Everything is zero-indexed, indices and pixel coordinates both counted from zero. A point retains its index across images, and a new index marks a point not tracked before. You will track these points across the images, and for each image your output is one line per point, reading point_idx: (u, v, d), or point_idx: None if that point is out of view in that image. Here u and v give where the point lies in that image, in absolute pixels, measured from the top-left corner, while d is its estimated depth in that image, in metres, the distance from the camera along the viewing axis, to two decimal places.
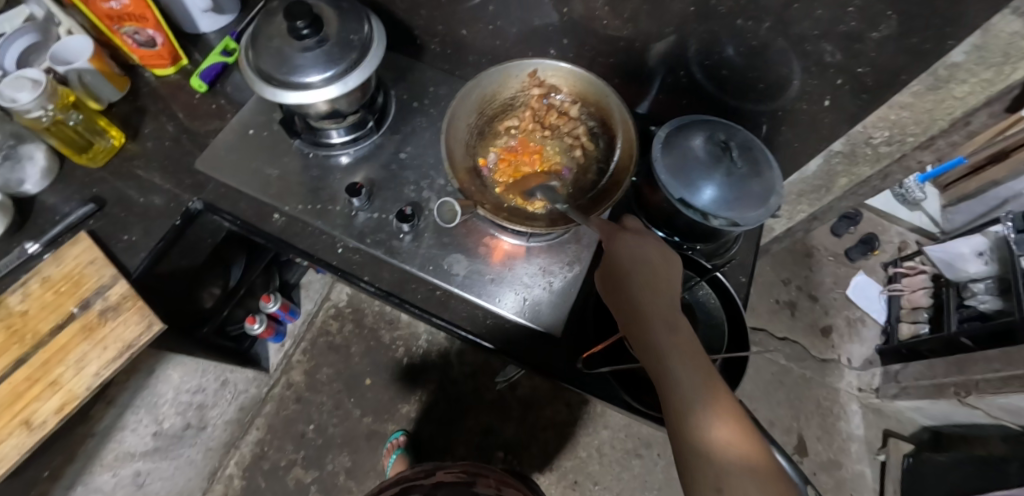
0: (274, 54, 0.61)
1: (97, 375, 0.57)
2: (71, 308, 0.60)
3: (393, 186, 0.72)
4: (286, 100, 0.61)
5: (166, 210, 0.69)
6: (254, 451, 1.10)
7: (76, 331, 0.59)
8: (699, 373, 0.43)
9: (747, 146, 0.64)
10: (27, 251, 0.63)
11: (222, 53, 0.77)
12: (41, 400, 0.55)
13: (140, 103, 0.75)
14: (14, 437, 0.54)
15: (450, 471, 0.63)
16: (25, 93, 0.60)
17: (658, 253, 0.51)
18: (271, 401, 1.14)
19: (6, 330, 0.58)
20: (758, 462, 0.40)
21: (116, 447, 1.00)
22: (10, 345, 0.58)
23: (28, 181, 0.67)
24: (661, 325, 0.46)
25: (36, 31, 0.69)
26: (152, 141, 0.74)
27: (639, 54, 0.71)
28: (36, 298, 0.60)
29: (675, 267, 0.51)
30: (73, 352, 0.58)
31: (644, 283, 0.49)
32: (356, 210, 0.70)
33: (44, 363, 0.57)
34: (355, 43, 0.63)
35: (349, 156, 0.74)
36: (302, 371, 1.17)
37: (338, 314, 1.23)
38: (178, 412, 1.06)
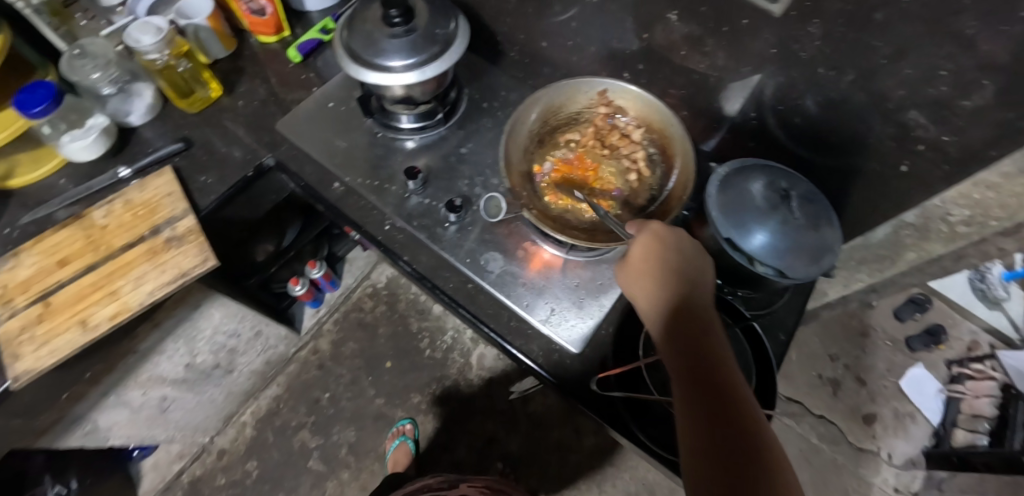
0: (364, 37, 0.66)
1: (150, 294, 0.63)
2: (143, 231, 0.67)
3: (448, 177, 0.74)
4: (367, 80, 0.65)
5: (243, 162, 0.75)
6: (270, 405, 1.17)
7: (142, 252, 0.66)
8: (756, 424, 0.40)
9: (809, 198, 0.61)
10: (118, 175, 0.71)
11: (319, 31, 0.84)
12: (99, 306, 0.63)
13: (240, 64, 0.83)
14: (70, 333, 0.62)
15: (473, 485, 0.78)
16: (149, 36, 0.68)
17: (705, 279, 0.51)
18: (295, 362, 1.20)
19: (87, 238, 0.67)
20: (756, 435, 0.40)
21: (150, 369, 0.85)
22: (86, 252, 0.67)
23: (133, 114, 0.75)
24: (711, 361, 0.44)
25: None
26: (242, 99, 0.80)
27: (712, 90, 0.71)
28: (117, 217, 0.68)
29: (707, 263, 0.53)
30: (135, 270, 0.65)
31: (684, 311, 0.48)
32: (409, 193, 0.73)
33: (109, 274, 0.65)
34: (439, 38, 0.66)
35: (415, 142, 0.77)
36: (330, 340, 1.22)
37: (374, 294, 1.26)
38: (212, 351, 0.95)
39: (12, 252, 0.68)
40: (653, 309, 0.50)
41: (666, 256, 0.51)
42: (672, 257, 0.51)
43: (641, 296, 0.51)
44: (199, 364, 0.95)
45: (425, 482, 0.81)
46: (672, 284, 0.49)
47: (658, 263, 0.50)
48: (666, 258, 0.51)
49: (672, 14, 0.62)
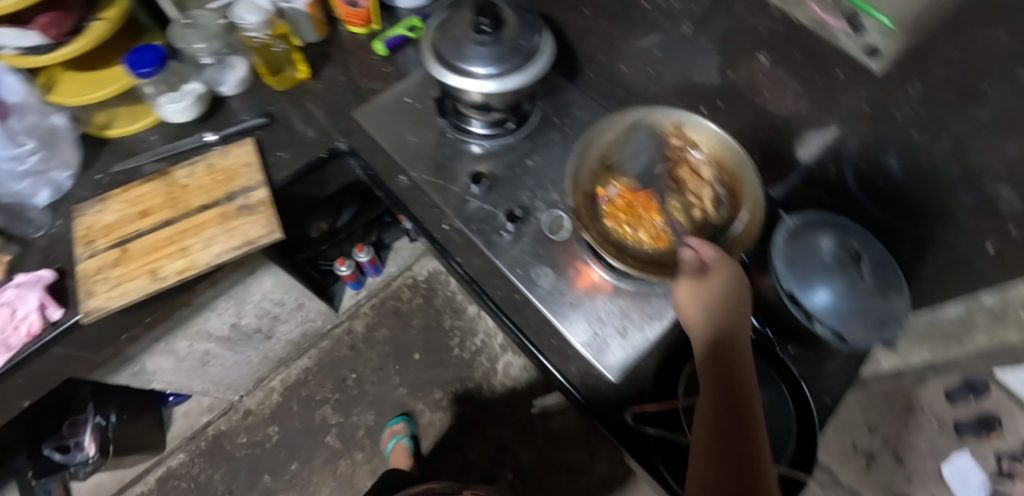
0: (452, 40, 0.68)
1: (217, 256, 0.67)
2: (219, 195, 0.71)
3: (511, 186, 0.75)
4: (447, 81, 0.66)
5: (318, 144, 0.78)
6: (299, 376, 1.21)
7: (216, 215, 0.69)
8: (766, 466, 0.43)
9: (882, 264, 0.59)
10: (203, 140, 0.76)
11: (407, 28, 0.86)
12: (170, 259, 0.67)
13: (329, 49, 0.87)
14: (141, 280, 0.66)
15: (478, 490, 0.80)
16: (253, 16, 0.74)
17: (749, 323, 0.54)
18: (329, 338, 1.23)
19: (168, 195, 0.72)
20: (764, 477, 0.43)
21: (201, 323, 0.90)
22: (166, 208, 0.71)
23: (225, 85, 0.79)
24: (745, 399, 0.46)
25: None
26: (326, 82, 0.83)
27: (793, 136, 0.69)
28: (197, 179, 0.72)
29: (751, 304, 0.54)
30: (207, 231, 0.68)
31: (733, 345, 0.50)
32: (471, 197, 0.74)
33: (183, 231, 0.69)
34: (524, 51, 0.67)
35: (481, 147, 0.78)
36: (364, 323, 1.24)
37: (413, 286, 1.28)
38: (256, 315, 0.99)
39: (101, 197, 0.73)
40: (702, 332, 0.51)
41: (737, 292, 0.51)
42: (740, 293, 0.52)
43: (695, 313, 0.51)
44: (244, 326, 1.00)
45: (430, 485, 0.79)
46: (730, 319, 0.51)
47: (729, 295, 0.51)
48: (729, 294, 0.51)
49: (762, 54, 0.61)
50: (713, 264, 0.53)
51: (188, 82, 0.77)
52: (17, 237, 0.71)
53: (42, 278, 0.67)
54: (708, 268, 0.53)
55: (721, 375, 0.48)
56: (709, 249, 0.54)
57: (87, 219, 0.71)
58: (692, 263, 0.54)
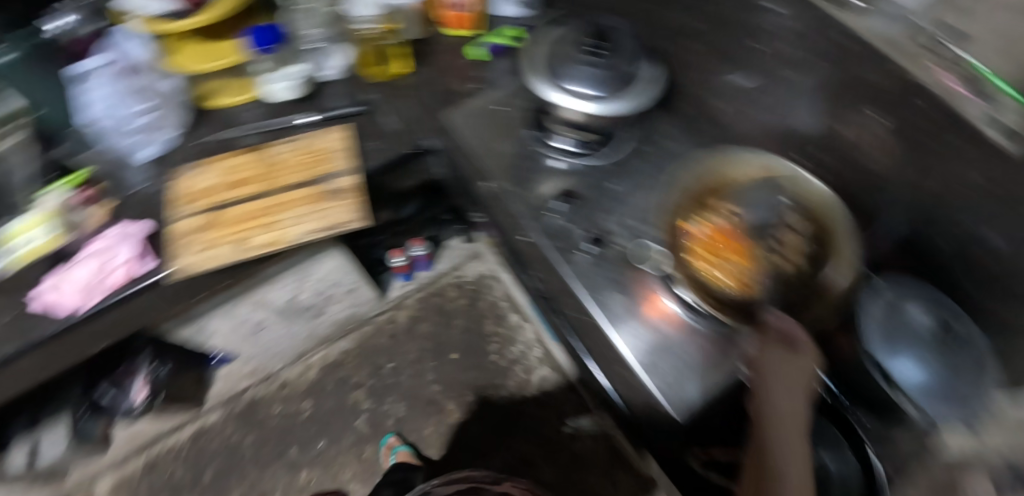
0: (559, 58, 0.69)
1: (304, 235, 0.69)
2: (312, 177, 0.73)
3: (592, 207, 0.75)
4: (547, 98, 0.67)
5: (407, 139, 0.80)
6: (338, 356, 1.24)
7: (306, 195, 0.72)
8: None
9: (978, 350, 0.56)
10: (290, 122, 0.79)
11: (511, 39, 0.88)
12: (258, 231, 0.70)
13: (427, 48, 0.89)
14: (230, 247, 0.69)
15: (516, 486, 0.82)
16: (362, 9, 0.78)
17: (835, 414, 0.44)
18: (371, 324, 1.25)
19: (262, 169, 0.75)
20: None
21: (264, 293, 0.93)
22: (259, 180, 0.74)
23: (328, 69, 0.83)
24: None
25: None
26: (423, 79, 0.85)
27: (891, 199, 0.67)
28: (292, 157, 0.75)
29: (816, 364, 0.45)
30: (296, 209, 0.71)
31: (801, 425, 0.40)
32: (550, 210, 0.73)
33: (273, 206, 0.71)
34: (627, 79, 0.68)
35: (560, 163, 0.78)
36: (407, 315, 1.26)
37: (461, 286, 1.29)
38: (313, 292, 1.02)
39: (200, 161, 0.77)
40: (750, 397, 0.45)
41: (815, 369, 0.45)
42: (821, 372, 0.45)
43: (764, 380, 0.44)
44: (300, 301, 1.03)
45: None
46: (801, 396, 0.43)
47: (796, 370, 0.45)
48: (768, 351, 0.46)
49: (867, 110, 0.63)
50: (800, 339, 0.47)
51: (294, 63, 0.81)
52: (120, 188, 0.75)
53: (140, 229, 0.71)
54: (793, 343, 0.47)
55: (782, 448, 0.38)
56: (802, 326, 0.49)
57: (184, 181, 0.75)
58: (782, 331, 0.48)
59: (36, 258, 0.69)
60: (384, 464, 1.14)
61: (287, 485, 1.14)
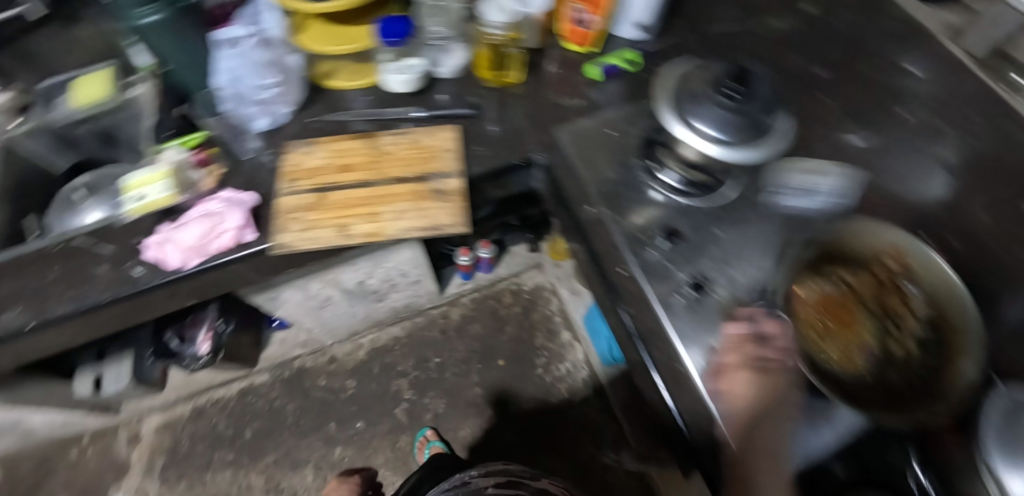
0: (691, 95, 0.68)
1: (405, 230, 0.70)
2: (418, 173, 0.74)
3: (696, 250, 0.67)
4: (671, 128, 0.67)
5: (512, 149, 0.79)
6: (387, 342, 1.25)
7: (411, 191, 0.72)
8: None
9: None
10: (404, 114, 0.80)
11: (626, 61, 0.86)
12: (361, 220, 0.71)
13: (540, 60, 0.88)
14: (332, 231, 0.70)
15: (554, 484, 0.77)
16: (495, 14, 0.77)
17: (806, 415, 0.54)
18: (424, 316, 1.27)
19: (370, 156, 0.76)
20: None
21: (340, 273, 0.94)
22: (366, 168, 0.75)
23: (442, 66, 0.83)
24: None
25: None
26: (534, 92, 0.85)
27: None
28: (400, 150, 0.76)
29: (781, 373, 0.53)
30: (400, 203, 0.72)
31: (769, 440, 0.50)
32: (653, 246, 0.68)
33: (377, 197, 0.72)
34: (756, 129, 0.66)
35: (660, 197, 0.72)
36: (460, 313, 1.27)
37: (517, 294, 1.29)
38: (383, 278, 1.03)
39: (311, 139, 0.78)
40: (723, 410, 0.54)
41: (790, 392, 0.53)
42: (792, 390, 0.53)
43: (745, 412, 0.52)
44: (367, 285, 1.04)
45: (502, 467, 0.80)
46: (778, 421, 0.52)
47: (769, 395, 0.52)
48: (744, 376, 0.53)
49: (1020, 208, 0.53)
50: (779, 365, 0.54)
51: (414, 56, 0.82)
52: (233, 155, 0.77)
53: (244, 199, 0.72)
54: (766, 366, 0.54)
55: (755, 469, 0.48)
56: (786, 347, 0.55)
57: (294, 157, 0.76)
58: (763, 358, 0.54)
59: (151, 210, 0.72)
60: (418, 456, 1.14)
61: (321, 458, 1.17)
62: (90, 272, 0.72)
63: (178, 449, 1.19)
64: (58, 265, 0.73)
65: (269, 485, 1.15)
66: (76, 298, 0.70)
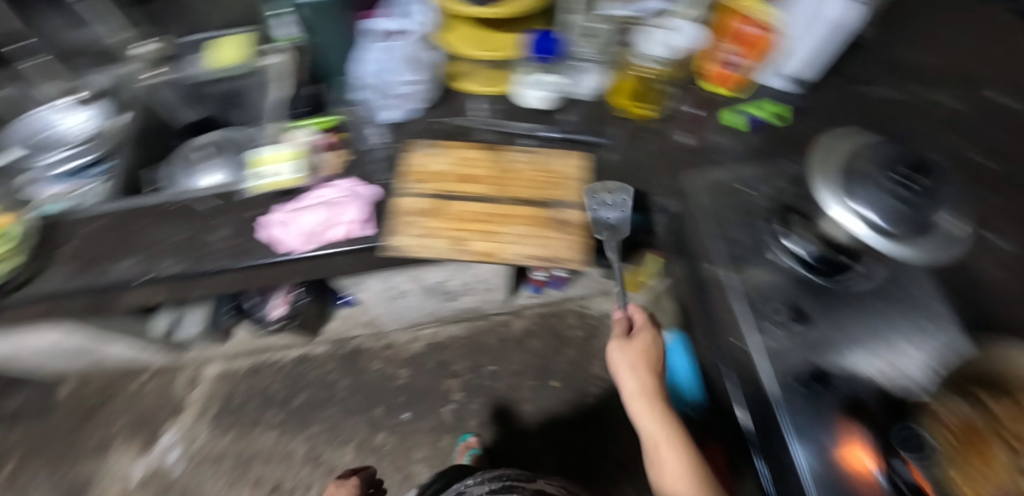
0: (855, 175, 0.53)
1: (522, 256, 0.69)
2: (542, 199, 0.73)
3: (829, 327, 0.56)
4: (825, 200, 0.53)
5: (634, 188, 0.77)
6: (445, 339, 1.25)
7: (533, 217, 0.72)
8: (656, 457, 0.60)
9: None
10: (531, 133, 0.79)
11: (772, 114, 0.82)
12: (480, 236, 0.70)
13: (673, 98, 0.85)
14: (449, 242, 0.70)
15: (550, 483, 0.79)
16: (654, 47, 0.77)
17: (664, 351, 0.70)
18: (486, 321, 1.27)
19: (495, 173, 0.75)
20: (666, 467, 0.59)
21: (427, 273, 0.94)
22: (489, 183, 0.74)
23: (583, 87, 0.83)
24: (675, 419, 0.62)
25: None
26: (664, 131, 0.82)
27: None
28: (526, 172, 0.76)
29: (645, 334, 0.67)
30: (521, 227, 0.71)
31: (644, 388, 0.63)
32: (773, 322, 0.57)
33: (498, 215, 0.72)
34: (926, 237, 0.51)
35: (777, 260, 0.62)
36: (522, 325, 1.27)
37: (581, 317, 1.27)
38: (463, 282, 1.03)
39: (436, 142, 0.78)
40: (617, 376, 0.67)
41: (654, 345, 0.66)
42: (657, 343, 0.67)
43: (619, 365, 0.65)
44: (446, 286, 1.04)
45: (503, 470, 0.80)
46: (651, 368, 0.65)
47: (633, 354, 0.65)
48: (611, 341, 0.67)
49: None
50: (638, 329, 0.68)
51: (554, 73, 0.82)
52: (359, 144, 0.77)
53: (367, 193, 0.72)
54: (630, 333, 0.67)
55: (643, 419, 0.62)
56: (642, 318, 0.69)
57: (419, 158, 0.76)
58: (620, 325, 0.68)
59: (275, 189, 0.73)
60: (458, 459, 1.14)
61: (362, 440, 1.18)
62: (205, 236, 0.73)
63: (233, 399, 1.24)
64: (176, 221, 0.75)
65: (309, 455, 1.18)
66: (192, 259, 0.71)
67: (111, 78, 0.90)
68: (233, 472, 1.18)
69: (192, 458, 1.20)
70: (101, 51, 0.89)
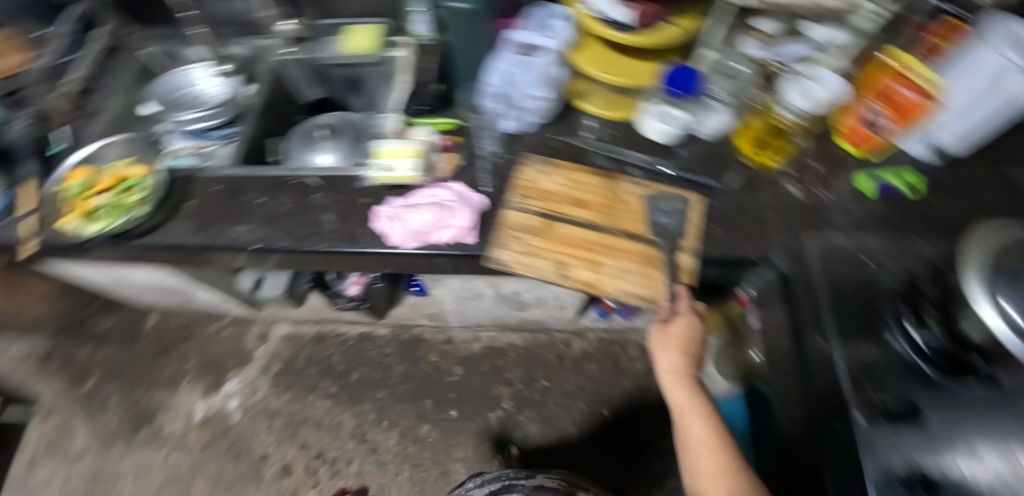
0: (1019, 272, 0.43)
1: (621, 293, 0.68)
2: (649, 237, 0.72)
3: (943, 427, 0.52)
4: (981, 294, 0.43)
5: (746, 238, 0.73)
6: (505, 346, 1.28)
7: (639, 254, 0.70)
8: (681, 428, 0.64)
9: None
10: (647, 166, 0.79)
11: (907, 185, 0.75)
12: (583, 264, 0.69)
13: (800, 151, 0.81)
14: (551, 264, 0.69)
15: (551, 477, 0.82)
16: (803, 99, 0.74)
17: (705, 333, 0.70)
18: (547, 336, 1.28)
19: (605, 201, 0.74)
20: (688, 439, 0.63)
21: (509, 285, 0.95)
22: (599, 211, 0.73)
23: (707, 126, 0.80)
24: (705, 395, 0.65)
25: (814, 47, 0.76)
26: (786, 186, 0.78)
27: None
28: (637, 206, 0.74)
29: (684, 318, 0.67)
30: (625, 262, 0.70)
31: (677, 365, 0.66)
32: (880, 407, 0.54)
33: (604, 246, 0.71)
34: None
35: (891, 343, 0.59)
36: (581, 347, 1.27)
37: (643, 350, 1.26)
38: (538, 298, 1.04)
39: (549, 159, 0.78)
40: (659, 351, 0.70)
41: (692, 330, 0.67)
42: (695, 327, 0.67)
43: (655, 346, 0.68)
44: (520, 297, 1.04)
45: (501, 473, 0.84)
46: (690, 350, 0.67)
47: (670, 335, 0.67)
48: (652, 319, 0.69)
49: None
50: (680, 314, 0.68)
51: (679, 107, 0.78)
52: (473, 150, 0.79)
53: (475, 201, 0.73)
54: (670, 318, 0.68)
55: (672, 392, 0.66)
56: (688, 303, 0.68)
57: (531, 173, 0.76)
58: (662, 311, 0.68)
59: (390, 183, 0.74)
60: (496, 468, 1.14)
61: (407, 428, 1.21)
62: (317, 216, 0.76)
63: (295, 363, 1.30)
64: (292, 196, 0.78)
65: (356, 430, 1.22)
66: (300, 236, 0.74)
67: (251, 50, 0.96)
68: (283, 431, 1.24)
69: (248, 410, 1.27)
70: (245, 23, 0.95)
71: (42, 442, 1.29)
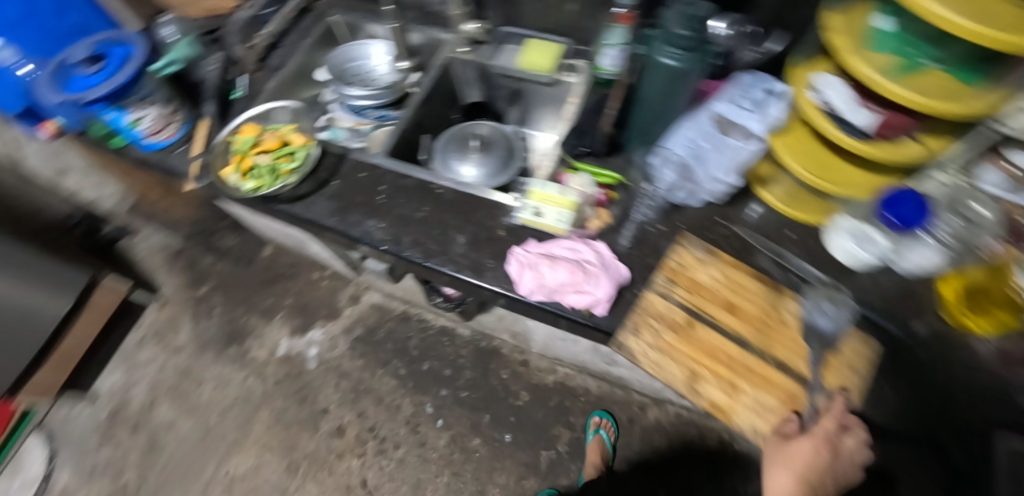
0: None
1: (753, 430, 0.59)
2: (805, 374, 0.61)
3: None
4: None
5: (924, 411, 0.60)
6: (578, 387, 1.24)
7: (786, 391, 0.61)
8: None
9: None
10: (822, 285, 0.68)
11: None
12: (717, 384, 0.61)
13: None
14: (681, 373, 0.62)
15: None
16: None
17: (840, 467, 0.57)
18: (624, 393, 1.22)
19: (762, 316, 0.65)
20: None
21: None
22: (751, 325, 0.64)
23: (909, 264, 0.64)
24: None
25: None
26: None
27: None
28: (799, 331, 0.64)
29: (813, 442, 0.56)
30: (767, 396, 0.61)
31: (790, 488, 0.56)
32: None
33: (748, 369, 0.62)
34: None
35: None
36: (655, 417, 1.20)
37: (722, 443, 1.16)
38: None
39: (711, 247, 0.70)
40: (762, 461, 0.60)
41: (820, 459, 0.55)
42: (824, 456, 0.56)
43: (766, 458, 0.58)
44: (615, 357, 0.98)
45: None
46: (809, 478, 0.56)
47: (786, 456, 0.56)
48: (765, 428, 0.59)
49: None
50: (808, 434, 0.57)
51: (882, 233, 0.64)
52: (626, 213, 0.74)
53: (618, 272, 0.68)
54: (789, 435, 0.58)
55: None
56: (829, 426, 0.57)
57: (686, 258, 0.69)
58: (783, 426, 0.59)
59: (530, 226, 0.72)
60: None
61: (460, 435, 1.22)
62: (450, 234, 0.74)
63: (376, 333, 1.35)
64: (431, 206, 0.77)
65: (412, 419, 1.25)
66: (429, 251, 0.73)
67: (426, 39, 0.96)
68: (347, 393, 1.30)
69: (324, 362, 1.34)
70: (429, 12, 0.95)
71: (152, 327, 1.45)
